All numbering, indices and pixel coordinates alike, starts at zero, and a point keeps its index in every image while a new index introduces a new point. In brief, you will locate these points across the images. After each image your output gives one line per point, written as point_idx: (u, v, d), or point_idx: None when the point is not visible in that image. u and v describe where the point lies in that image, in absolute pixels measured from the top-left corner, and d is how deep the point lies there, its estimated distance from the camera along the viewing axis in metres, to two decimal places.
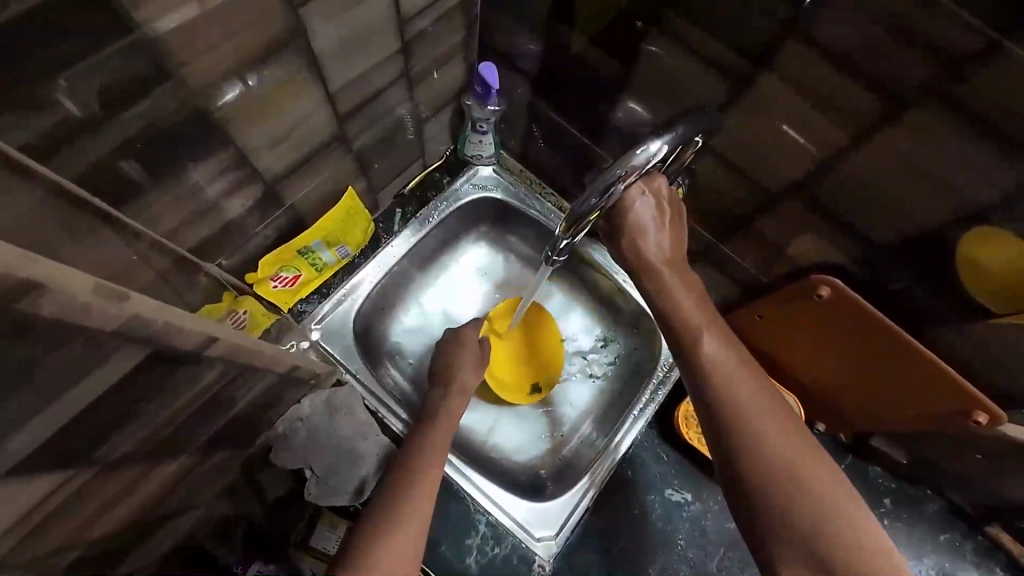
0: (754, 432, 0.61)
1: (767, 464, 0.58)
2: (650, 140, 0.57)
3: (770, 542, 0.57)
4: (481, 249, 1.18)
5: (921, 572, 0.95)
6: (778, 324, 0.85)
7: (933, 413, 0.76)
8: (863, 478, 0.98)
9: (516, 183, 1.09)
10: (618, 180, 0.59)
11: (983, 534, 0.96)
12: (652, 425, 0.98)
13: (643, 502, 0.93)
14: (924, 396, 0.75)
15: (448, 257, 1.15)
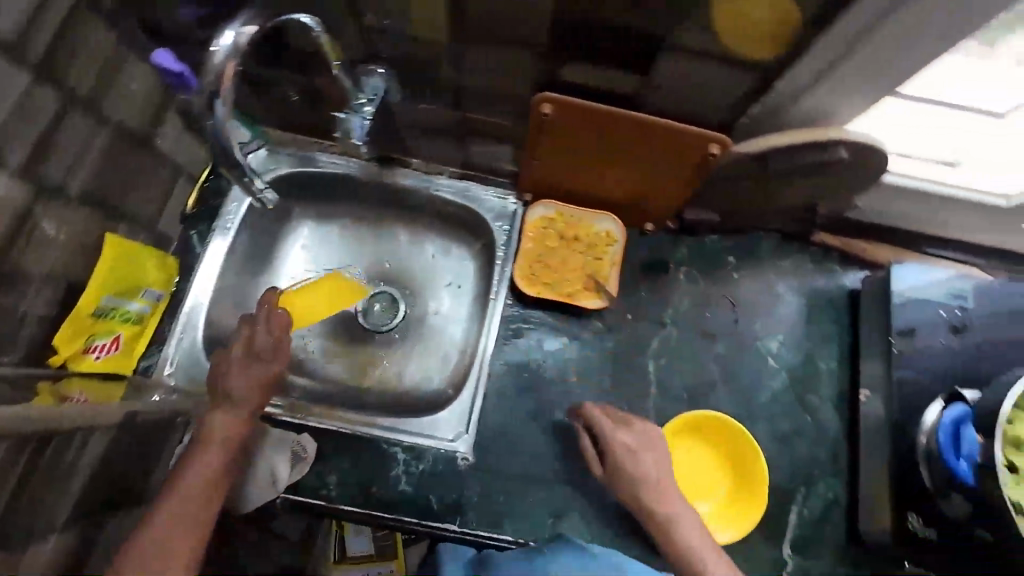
0: (629, 438, 0.89)
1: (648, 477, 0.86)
2: (222, 33, 0.65)
3: (661, 519, 0.84)
4: (308, 228, 1.18)
5: (778, 299, 1.08)
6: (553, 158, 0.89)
7: (691, 167, 0.83)
8: (705, 251, 1.09)
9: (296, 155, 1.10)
10: (219, 81, 0.68)
11: (812, 243, 1.09)
12: (512, 300, 1.03)
13: (534, 366, 1.00)
14: (679, 157, 0.81)
15: (280, 251, 1.14)
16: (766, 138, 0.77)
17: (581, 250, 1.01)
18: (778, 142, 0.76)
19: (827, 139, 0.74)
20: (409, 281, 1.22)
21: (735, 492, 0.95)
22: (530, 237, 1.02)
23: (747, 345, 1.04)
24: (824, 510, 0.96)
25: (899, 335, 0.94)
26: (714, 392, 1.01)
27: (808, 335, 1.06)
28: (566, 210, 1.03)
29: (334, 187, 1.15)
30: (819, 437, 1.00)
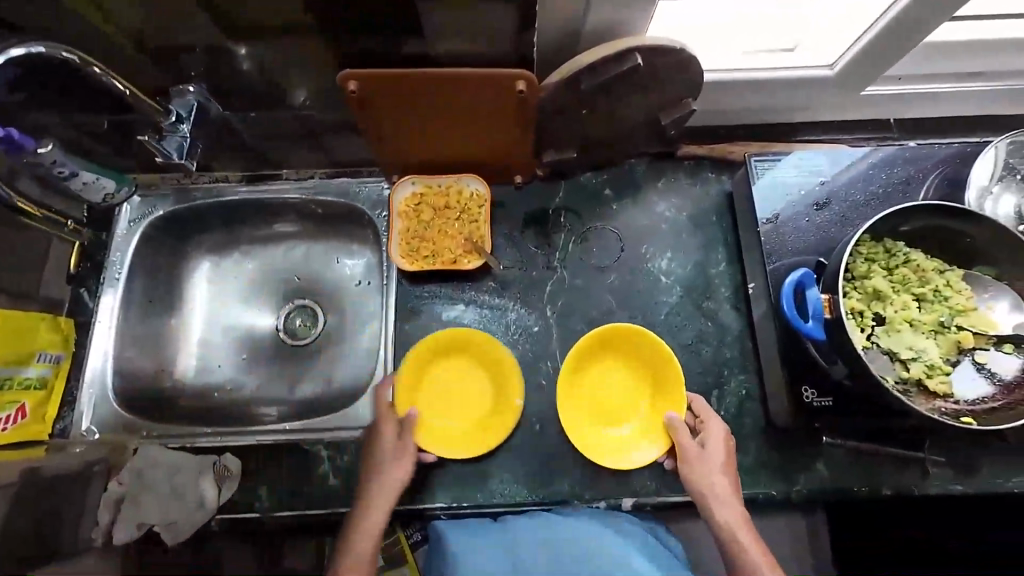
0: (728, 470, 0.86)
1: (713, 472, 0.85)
2: None
3: (729, 516, 0.81)
4: (209, 264, 1.21)
5: (661, 219, 1.11)
6: (394, 135, 0.93)
7: (512, 108, 0.85)
8: (581, 189, 1.12)
9: (171, 193, 1.13)
10: None
11: (683, 158, 1.12)
12: (404, 281, 1.05)
13: (436, 337, 1.03)
14: (499, 102, 0.84)
15: (185, 291, 1.18)
16: (569, 64, 0.80)
17: (456, 217, 1.04)
18: (579, 65, 0.80)
19: (622, 51, 0.78)
20: (322, 292, 1.26)
21: (656, 407, 0.97)
22: (401, 217, 1.03)
23: (637, 270, 1.07)
24: (739, 406, 0.99)
25: (767, 222, 0.97)
26: (613, 321, 1.04)
27: (695, 246, 1.09)
28: (433, 183, 1.05)
29: (220, 216, 1.17)
30: (721, 338, 1.03)
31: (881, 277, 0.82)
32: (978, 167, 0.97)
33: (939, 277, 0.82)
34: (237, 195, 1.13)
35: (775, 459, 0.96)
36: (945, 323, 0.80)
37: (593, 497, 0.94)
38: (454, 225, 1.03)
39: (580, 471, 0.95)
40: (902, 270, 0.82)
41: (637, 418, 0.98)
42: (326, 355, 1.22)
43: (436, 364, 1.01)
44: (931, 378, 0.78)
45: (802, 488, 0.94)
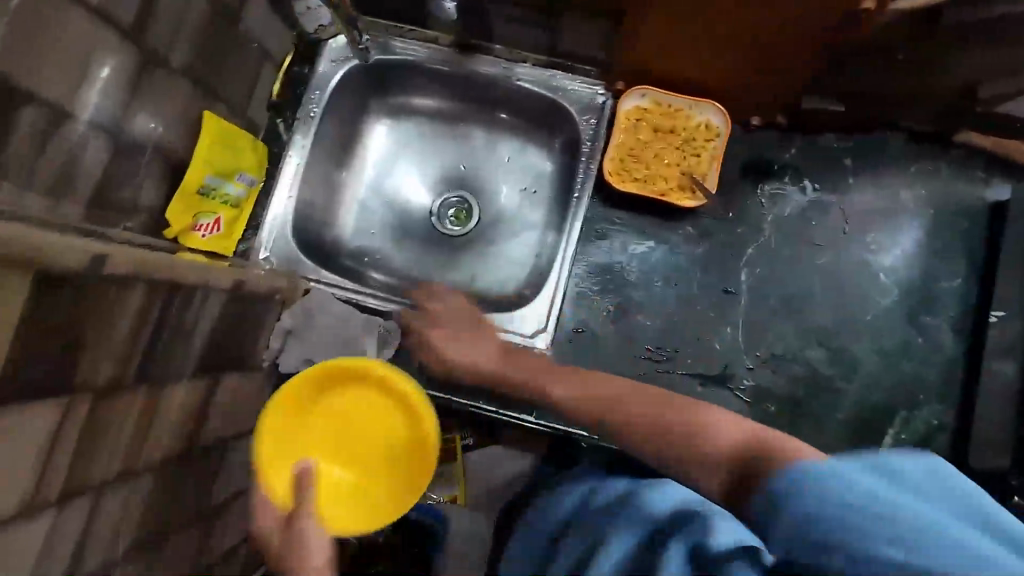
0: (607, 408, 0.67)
1: (689, 429, 0.56)
2: None
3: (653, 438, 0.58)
4: (386, 126, 1.15)
5: (901, 209, 0.95)
6: (664, 31, 0.81)
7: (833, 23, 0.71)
8: (819, 151, 0.97)
9: (376, 41, 1.07)
10: None
11: (953, 145, 0.94)
12: (599, 199, 0.97)
13: (616, 268, 0.96)
14: (822, 19, 0.71)
15: (360, 149, 1.14)
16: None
17: (680, 145, 0.93)
18: None
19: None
20: (486, 187, 1.19)
21: (403, 462, 0.75)
22: (620, 129, 0.94)
23: (854, 258, 0.95)
24: (926, 435, 0.89)
25: None
26: (810, 304, 0.94)
27: (932, 249, 0.94)
28: (664, 100, 0.93)
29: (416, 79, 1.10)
30: (930, 359, 0.91)
31: None
32: None
33: None
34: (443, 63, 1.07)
35: None
36: None
37: None
38: (676, 155, 0.93)
39: None
40: None
41: (394, 426, 0.76)
42: (476, 253, 1.19)
43: (336, 399, 0.77)
44: None
45: None
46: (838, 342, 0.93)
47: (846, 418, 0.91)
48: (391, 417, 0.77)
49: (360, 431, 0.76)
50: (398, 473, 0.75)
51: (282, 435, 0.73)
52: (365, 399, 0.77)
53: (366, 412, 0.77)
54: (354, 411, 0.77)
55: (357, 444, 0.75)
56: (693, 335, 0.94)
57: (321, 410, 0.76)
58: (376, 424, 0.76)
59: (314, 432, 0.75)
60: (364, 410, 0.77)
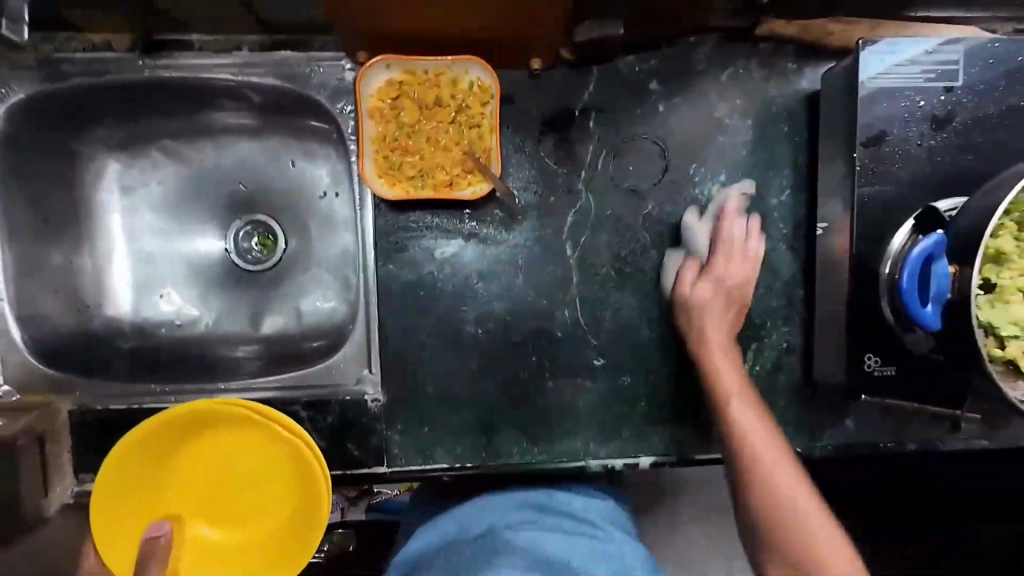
0: (764, 455, 0.72)
1: (783, 514, 0.69)
2: None
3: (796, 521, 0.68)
4: (119, 166, 0.95)
5: (720, 128, 0.84)
6: None
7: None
8: (618, 80, 0.82)
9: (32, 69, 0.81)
10: None
11: (758, 38, 0.81)
12: (382, 206, 0.81)
13: (426, 281, 0.83)
14: None
15: (98, 204, 0.94)
16: None
17: (451, 122, 0.76)
18: None
19: None
20: (277, 203, 1.02)
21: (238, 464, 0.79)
22: (373, 117, 0.74)
23: (681, 196, 0.85)
24: (778, 361, 0.87)
25: (866, 144, 0.73)
26: (645, 260, 0.85)
27: (757, 165, 0.85)
28: (414, 67, 0.74)
29: (124, 100, 0.88)
30: (769, 284, 0.87)
31: (1009, 235, 0.65)
32: None
33: None
34: (144, 75, 0.83)
35: (804, 416, 0.88)
36: None
37: (608, 455, 0.87)
38: (450, 134, 0.76)
39: (590, 427, 0.86)
40: None
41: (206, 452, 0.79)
42: (293, 284, 1.02)
43: (186, 446, 0.78)
44: None
45: (826, 444, 0.88)
46: None
47: None
48: (237, 439, 0.78)
49: (218, 467, 0.79)
50: (258, 496, 0.79)
51: (140, 482, 0.76)
52: (219, 438, 0.78)
53: (226, 449, 0.79)
54: (199, 454, 0.78)
55: (219, 485, 0.79)
56: (529, 330, 0.85)
57: (173, 461, 0.78)
58: (242, 449, 0.78)
59: (165, 475, 0.78)
60: (217, 449, 0.78)
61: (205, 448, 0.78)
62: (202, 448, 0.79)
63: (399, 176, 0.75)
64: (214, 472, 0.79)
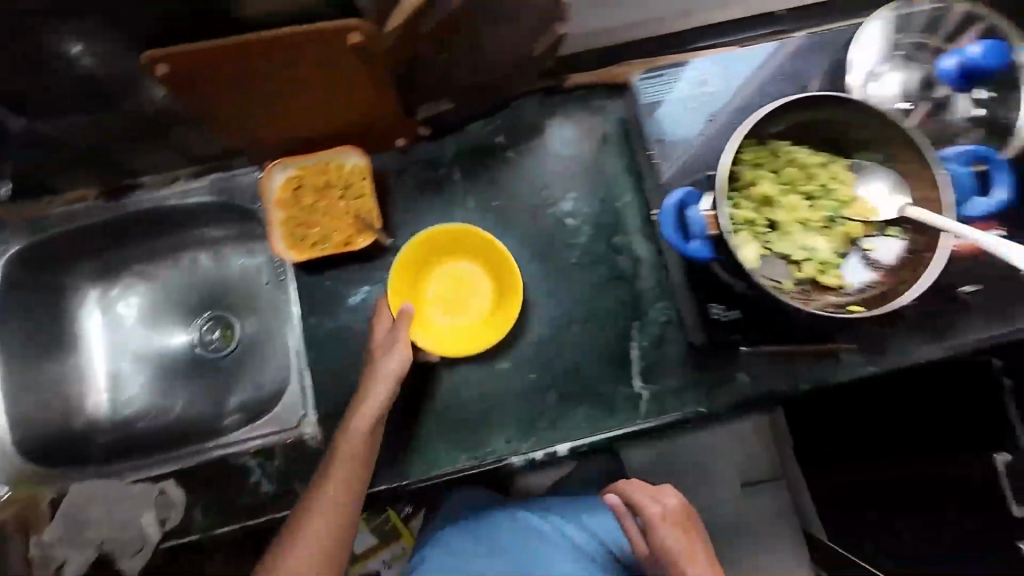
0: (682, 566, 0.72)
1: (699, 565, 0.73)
2: None
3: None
4: (98, 294, 1.14)
5: (562, 158, 1.04)
6: (250, 113, 0.82)
7: (366, 60, 0.74)
8: (472, 140, 1.04)
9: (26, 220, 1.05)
10: None
11: (572, 90, 1.05)
12: (300, 271, 1.00)
13: (345, 324, 0.99)
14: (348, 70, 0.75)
15: (83, 321, 1.13)
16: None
17: (339, 196, 0.96)
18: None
19: None
20: (231, 295, 1.18)
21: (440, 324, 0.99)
22: (279, 204, 0.95)
23: (542, 217, 1.03)
24: (660, 332, 0.99)
25: (657, 143, 0.92)
26: (525, 272, 1.01)
27: (599, 178, 1.04)
28: (306, 164, 0.97)
29: (97, 238, 1.09)
30: (635, 270, 1.01)
31: (772, 181, 0.80)
32: (867, 49, 0.92)
33: (824, 170, 0.80)
34: (110, 210, 1.07)
35: (698, 377, 0.98)
36: (833, 216, 0.79)
37: (529, 449, 0.95)
38: (339, 206, 0.96)
39: (507, 428, 0.96)
40: (789, 170, 0.80)
41: (443, 296, 1.02)
42: (251, 361, 1.15)
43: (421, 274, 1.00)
44: (826, 273, 0.79)
45: (725, 400, 0.97)
46: (561, 293, 1.01)
47: (598, 355, 0.98)
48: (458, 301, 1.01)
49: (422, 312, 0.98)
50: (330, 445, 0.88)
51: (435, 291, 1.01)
52: (432, 305, 1.00)
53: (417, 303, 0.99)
54: (434, 300, 1.01)
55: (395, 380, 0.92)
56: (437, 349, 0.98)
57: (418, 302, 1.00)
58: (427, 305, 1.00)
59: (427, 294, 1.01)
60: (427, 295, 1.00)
61: (436, 305, 1.01)
62: (424, 291, 1.00)
63: (304, 244, 0.95)
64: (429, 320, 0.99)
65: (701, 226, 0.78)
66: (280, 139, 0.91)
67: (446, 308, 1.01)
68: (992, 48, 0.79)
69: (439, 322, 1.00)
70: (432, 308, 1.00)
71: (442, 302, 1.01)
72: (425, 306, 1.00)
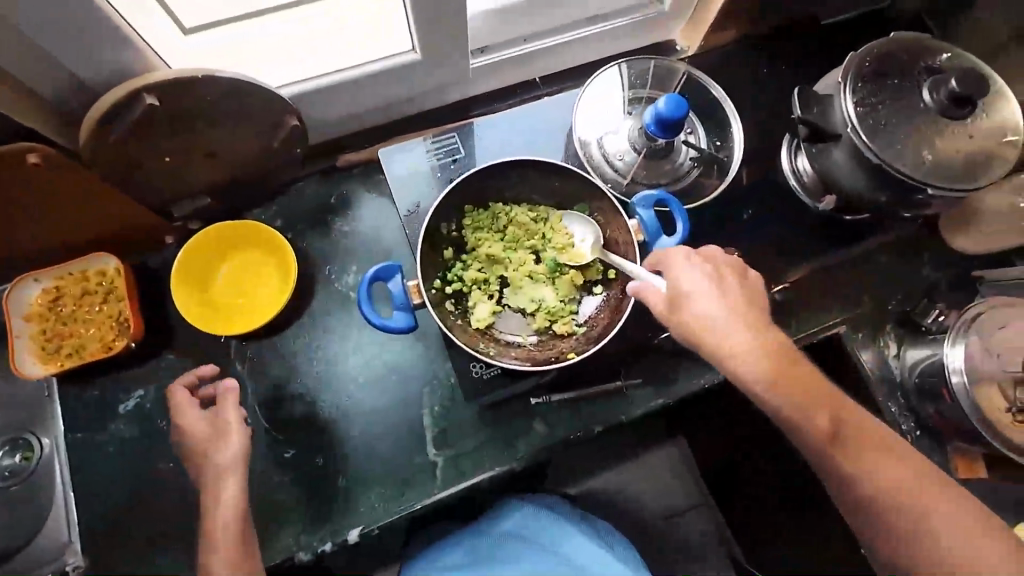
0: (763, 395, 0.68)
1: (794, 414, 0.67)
2: None
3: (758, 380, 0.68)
4: None
5: (344, 233, 1.06)
6: None
7: (49, 173, 0.74)
8: None
9: None
10: None
11: (348, 168, 1.08)
12: (65, 384, 0.95)
13: (115, 434, 0.93)
14: (53, 188, 0.77)
15: None
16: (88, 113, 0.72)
17: (98, 303, 0.94)
18: (94, 115, 0.72)
19: (148, 87, 0.71)
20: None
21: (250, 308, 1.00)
22: (30, 320, 0.92)
23: (326, 292, 1.03)
24: (452, 395, 0.98)
25: (407, 213, 0.96)
26: (311, 352, 1.00)
27: (381, 248, 1.06)
28: (58, 275, 0.93)
29: None
30: (422, 334, 1.01)
31: (497, 241, 0.84)
32: (592, 109, 1.02)
33: (539, 224, 0.85)
34: None
35: (495, 434, 0.96)
36: (556, 265, 0.82)
37: (318, 541, 0.90)
38: (100, 312, 0.94)
39: (294, 520, 0.91)
40: (509, 229, 0.84)
41: (253, 267, 1.02)
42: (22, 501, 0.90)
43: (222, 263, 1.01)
44: (556, 321, 0.81)
45: (523, 453, 0.95)
46: (349, 368, 0.99)
47: (390, 426, 0.96)
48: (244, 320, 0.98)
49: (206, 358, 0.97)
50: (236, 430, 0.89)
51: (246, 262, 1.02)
52: (253, 260, 1.02)
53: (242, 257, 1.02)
54: (243, 278, 1.01)
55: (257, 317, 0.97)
56: None
57: (236, 260, 1.01)
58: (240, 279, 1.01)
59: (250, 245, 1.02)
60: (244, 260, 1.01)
61: (257, 253, 1.02)
62: (241, 257, 1.02)
63: (61, 357, 0.92)
64: (256, 270, 1.01)
65: (404, 298, 0.78)
66: (22, 259, 0.89)
67: (256, 286, 1.01)
68: (673, 98, 0.88)
69: (266, 270, 1.02)
70: (251, 261, 1.02)
71: (258, 258, 1.02)
72: (245, 261, 1.02)
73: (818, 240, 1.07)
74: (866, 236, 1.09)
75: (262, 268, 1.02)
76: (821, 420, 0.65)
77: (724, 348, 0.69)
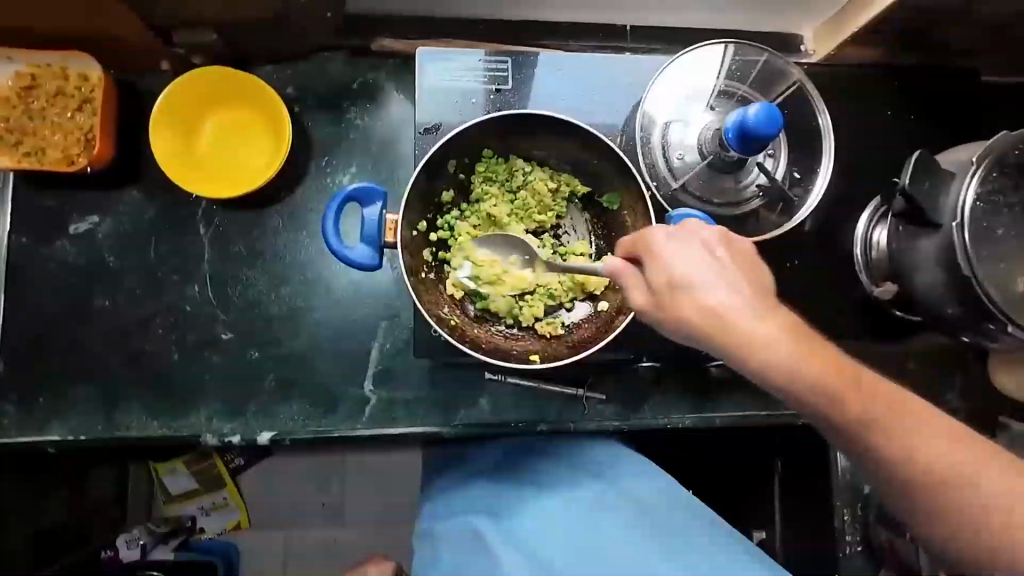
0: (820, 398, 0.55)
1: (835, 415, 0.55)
2: None
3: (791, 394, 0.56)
4: None
5: (353, 128, 0.94)
6: None
7: None
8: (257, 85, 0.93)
9: None
10: None
11: (381, 56, 0.93)
12: (22, 185, 0.88)
13: (61, 254, 0.88)
14: None
15: None
16: None
17: (71, 109, 0.85)
18: None
19: None
20: None
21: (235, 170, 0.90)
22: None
23: (315, 186, 0.93)
24: (407, 339, 0.91)
25: (425, 132, 0.84)
26: (278, 242, 0.91)
27: (387, 159, 0.94)
28: (36, 63, 0.84)
29: None
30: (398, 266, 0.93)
31: (506, 203, 0.73)
32: (675, 89, 0.86)
33: (557, 200, 0.74)
34: None
35: (436, 394, 0.90)
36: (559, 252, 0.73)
37: (228, 430, 0.87)
38: (70, 120, 0.85)
39: (212, 404, 0.88)
40: (523, 194, 0.73)
41: (246, 127, 0.91)
42: None
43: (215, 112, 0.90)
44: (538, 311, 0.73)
45: (457, 423, 0.90)
46: (313, 273, 0.92)
47: (334, 349, 0.90)
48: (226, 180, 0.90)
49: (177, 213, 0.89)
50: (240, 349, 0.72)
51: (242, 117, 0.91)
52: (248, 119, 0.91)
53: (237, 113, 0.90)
54: (234, 136, 0.91)
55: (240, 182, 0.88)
56: (157, 304, 0.89)
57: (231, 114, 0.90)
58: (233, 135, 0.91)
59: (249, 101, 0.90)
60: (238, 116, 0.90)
61: (253, 112, 0.90)
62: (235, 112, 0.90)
63: (18, 154, 0.84)
64: (250, 132, 0.91)
65: (374, 233, 0.70)
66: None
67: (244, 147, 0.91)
68: (769, 110, 0.72)
69: (259, 132, 0.91)
70: (246, 119, 0.91)
71: (252, 119, 0.91)
72: (238, 118, 0.91)
73: (857, 325, 0.94)
74: (910, 338, 0.95)
75: (256, 129, 0.91)
76: (867, 406, 0.55)
77: (772, 367, 0.55)
